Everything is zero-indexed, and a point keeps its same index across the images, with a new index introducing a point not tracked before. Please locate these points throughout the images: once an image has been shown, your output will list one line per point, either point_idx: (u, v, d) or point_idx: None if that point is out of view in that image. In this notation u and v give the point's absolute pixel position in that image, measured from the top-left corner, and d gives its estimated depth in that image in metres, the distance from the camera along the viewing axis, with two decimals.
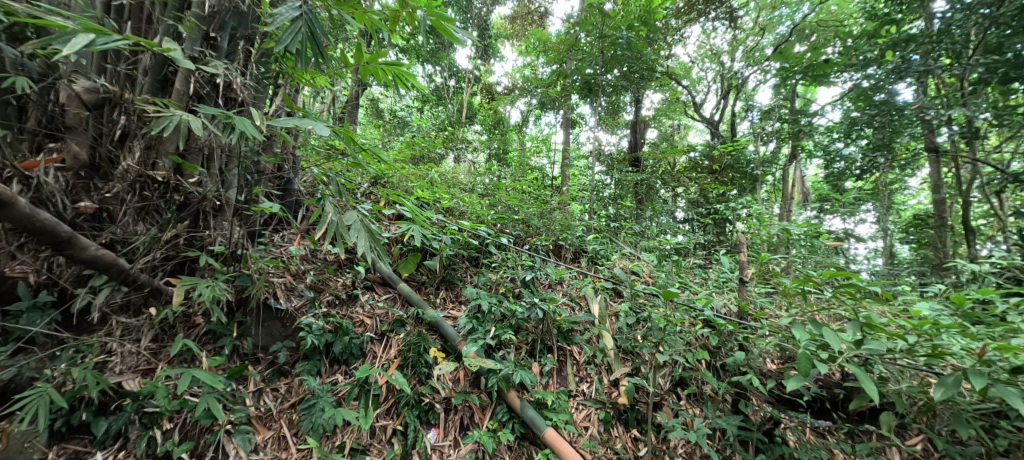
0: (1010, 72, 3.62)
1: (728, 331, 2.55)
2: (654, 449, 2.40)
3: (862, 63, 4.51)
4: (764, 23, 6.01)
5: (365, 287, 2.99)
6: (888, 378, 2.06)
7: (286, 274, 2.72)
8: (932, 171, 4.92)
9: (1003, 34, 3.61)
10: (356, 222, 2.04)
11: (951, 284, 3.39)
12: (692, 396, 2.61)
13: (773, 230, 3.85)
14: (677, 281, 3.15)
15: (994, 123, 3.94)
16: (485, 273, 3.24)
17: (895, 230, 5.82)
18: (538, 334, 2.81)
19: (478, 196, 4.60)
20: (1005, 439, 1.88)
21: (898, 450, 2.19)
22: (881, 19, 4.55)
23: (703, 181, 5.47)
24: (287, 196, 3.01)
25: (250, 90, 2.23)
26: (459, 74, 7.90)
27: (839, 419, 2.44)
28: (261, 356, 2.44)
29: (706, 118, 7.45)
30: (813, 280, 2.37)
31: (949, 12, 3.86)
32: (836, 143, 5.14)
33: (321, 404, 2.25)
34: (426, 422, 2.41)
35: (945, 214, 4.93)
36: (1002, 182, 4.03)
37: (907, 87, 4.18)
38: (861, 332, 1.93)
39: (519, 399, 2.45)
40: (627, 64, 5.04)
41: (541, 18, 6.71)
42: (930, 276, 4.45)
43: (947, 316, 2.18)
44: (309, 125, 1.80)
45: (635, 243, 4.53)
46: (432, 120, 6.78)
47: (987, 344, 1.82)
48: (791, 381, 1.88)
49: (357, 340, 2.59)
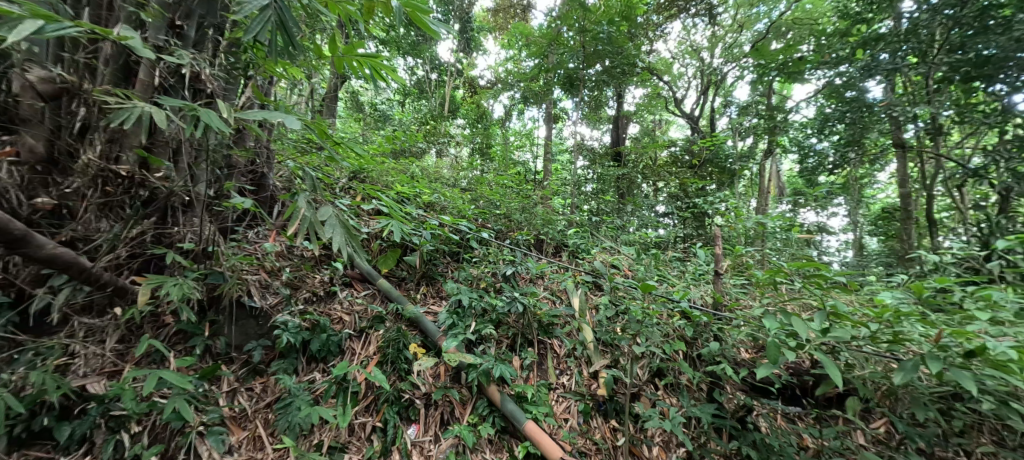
0: (971, 72, 3.92)
1: (704, 322, 2.58)
2: (632, 438, 2.44)
3: (835, 61, 4.75)
4: (743, 20, 6.23)
5: (343, 284, 2.96)
6: (854, 364, 2.11)
7: (261, 271, 2.66)
8: (898, 166, 5.10)
9: (966, 35, 3.88)
10: (332, 218, 1.99)
11: (917, 274, 3.53)
12: (669, 386, 2.65)
13: (748, 224, 3.99)
14: (655, 274, 3.20)
15: (957, 120, 4.24)
16: (466, 268, 3.24)
17: (864, 223, 6.05)
18: (519, 328, 2.83)
19: (461, 191, 4.56)
20: (960, 420, 1.97)
21: (863, 434, 2.27)
22: (853, 18, 4.78)
23: (683, 175, 5.66)
24: (261, 191, 2.94)
25: (220, 81, 2.16)
26: (441, 67, 7.79)
27: (809, 405, 2.50)
28: (235, 355, 2.38)
29: (686, 113, 7.50)
30: (784, 272, 2.43)
31: (917, 12, 4.18)
32: (809, 139, 5.27)
33: (297, 403, 2.19)
34: (406, 418, 2.38)
35: (910, 208, 5.13)
36: (963, 176, 4.25)
37: (876, 85, 4.44)
38: (829, 321, 2.00)
39: (499, 393, 2.43)
40: (609, 59, 5.14)
41: (524, 11, 6.67)
42: (896, 267, 4.65)
43: (909, 305, 2.27)
44: (278, 118, 1.73)
45: (615, 237, 4.60)
46: (415, 114, 6.74)
47: (944, 330, 1.90)
48: (761, 369, 1.92)
49: (335, 337, 2.55)
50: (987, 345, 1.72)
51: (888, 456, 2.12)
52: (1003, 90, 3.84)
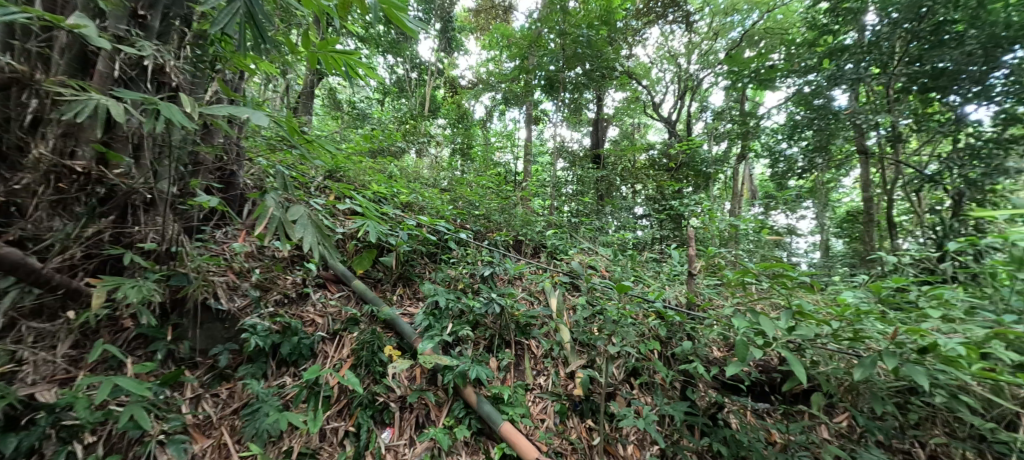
0: (929, 82, 4.23)
1: (677, 322, 2.62)
2: (607, 437, 2.45)
3: (804, 70, 4.98)
4: (718, 28, 6.47)
5: (316, 285, 2.89)
6: (819, 361, 2.18)
7: (229, 272, 2.57)
8: (862, 171, 5.34)
9: (923, 48, 4.21)
10: (303, 218, 1.93)
11: (878, 274, 3.70)
12: (644, 385, 2.68)
13: (721, 225, 4.10)
14: (631, 274, 3.25)
15: (915, 129, 4.52)
16: (444, 269, 3.20)
17: (831, 226, 6.31)
18: (496, 329, 2.82)
19: (440, 191, 4.53)
20: (916, 413, 2.06)
21: (827, 428, 2.35)
22: (820, 28, 4.96)
23: (660, 178, 5.84)
24: (229, 189, 2.84)
25: (185, 74, 2.09)
26: (422, 66, 7.71)
27: (776, 401, 2.58)
28: (200, 360, 2.29)
29: (664, 117, 7.64)
30: (753, 273, 2.51)
31: (879, 25, 4.42)
32: (780, 144, 5.45)
33: (265, 408, 2.12)
34: (380, 422, 2.34)
35: (872, 211, 5.38)
36: (920, 182, 4.48)
37: (842, 94, 4.67)
38: (794, 319, 2.07)
39: (475, 395, 2.41)
40: (589, 62, 5.20)
41: (505, 12, 6.69)
42: (859, 267, 4.87)
43: (869, 305, 2.37)
44: (244, 113, 1.67)
45: (594, 238, 4.65)
46: (394, 113, 6.65)
47: (900, 327, 1.98)
48: (730, 367, 1.97)
49: (307, 340, 2.48)
50: (939, 341, 1.81)
51: (849, 449, 2.20)
52: (955, 100, 4.16)
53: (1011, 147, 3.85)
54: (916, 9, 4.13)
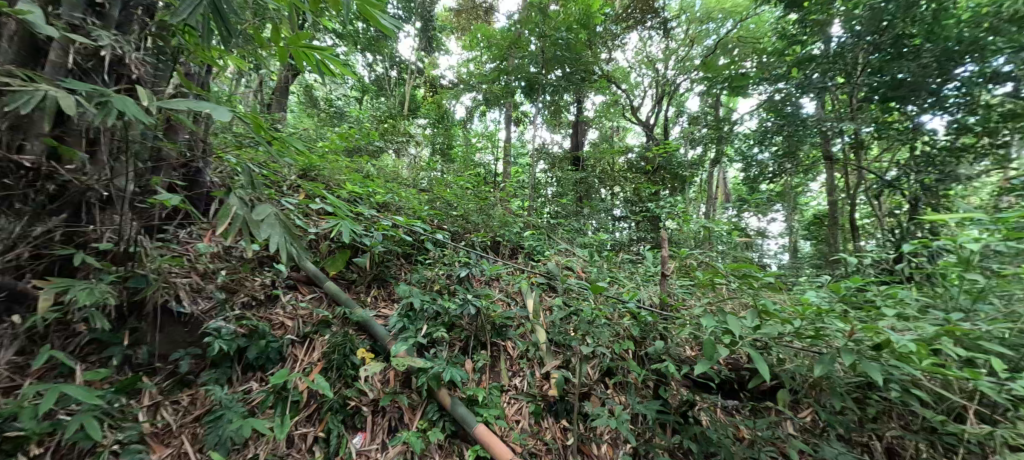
0: (889, 92, 4.47)
1: (650, 322, 2.67)
2: (582, 437, 2.47)
3: (774, 78, 5.17)
4: (694, 35, 6.65)
5: (286, 287, 2.81)
6: (784, 359, 2.25)
7: (192, 273, 2.47)
8: (828, 176, 5.56)
9: (884, 59, 4.43)
10: (269, 217, 1.87)
11: (843, 275, 3.85)
12: (618, 385, 2.72)
13: (695, 227, 4.19)
14: (607, 275, 3.29)
15: (876, 136, 4.70)
16: (420, 270, 3.17)
17: (799, 228, 6.54)
18: (472, 330, 2.80)
19: (418, 191, 4.47)
20: (874, 407, 2.15)
21: (792, 423, 2.43)
22: (790, 38, 5.09)
23: (637, 181, 5.92)
24: (193, 187, 2.72)
25: (148, 67, 2.03)
26: (402, 65, 7.61)
27: (745, 398, 2.65)
28: (159, 366, 2.20)
29: (642, 121, 7.77)
30: (723, 273, 2.58)
31: (844, 38, 4.60)
32: (752, 149, 5.63)
33: (229, 415, 2.04)
34: (351, 426, 2.29)
35: (837, 214, 5.61)
36: (881, 187, 4.69)
37: (810, 102, 4.86)
38: (760, 318, 2.13)
39: (449, 397, 2.38)
40: (568, 65, 5.23)
41: (486, 13, 6.69)
42: (825, 268, 5.07)
43: (832, 304, 2.46)
44: (205, 108, 1.60)
45: (572, 239, 4.68)
46: (372, 112, 6.54)
47: (858, 325, 2.06)
48: (699, 366, 2.02)
49: (275, 344, 2.41)
50: (892, 337, 1.90)
51: (812, 443, 2.28)
52: (912, 110, 4.41)
53: (962, 155, 4.11)
54: (877, 23, 4.35)
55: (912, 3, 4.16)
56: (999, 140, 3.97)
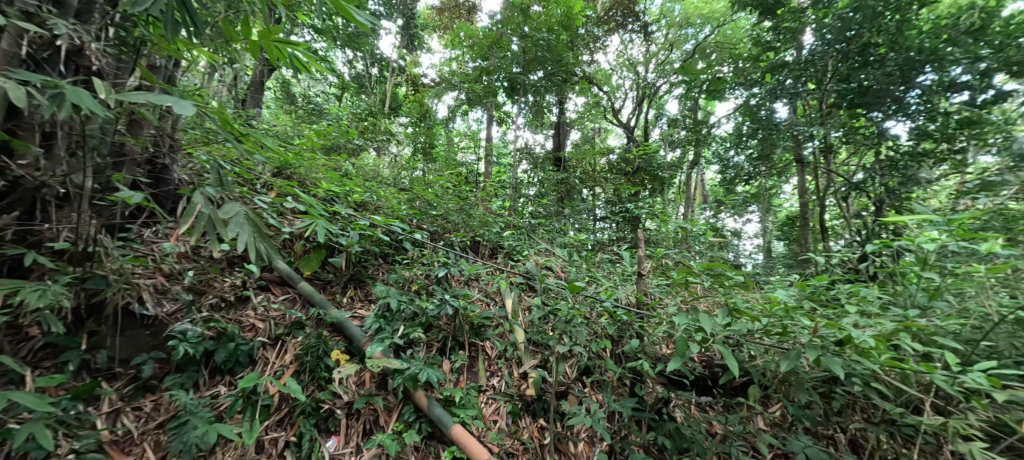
0: (856, 99, 4.67)
1: (626, 321, 2.70)
2: (559, 436, 2.48)
3: (750, 83, 5.34)
4: (674, 39, 6.78)
5: (258, 287, 2.73)
6: (754, 356, 2.32)
7: (157, 274, 2.38)
8: (799, 178, 5.75)
9: (852, 67, 4.62)
10: (237, 215, 1.81)
11: (813, 274, 3.99)
12: (595, 383, 2.74)
13: (673, 227, 4.27)
14: (586, 275, 3.31)
15: (844, 141, 4.88)
16: (398, 270, 3.13)
17: (773, 229, 6.74)
18: (449, 331, 2.78)
19: (398, 190, 4.42)
20: (838, 401, 2.23)
21: (763, 418, 2.50)
22: (764, 45, 5.39)
23: (617, 181, 6.00)
24: (159, 185, 2.62)
25: (110, 58, 1.96)
26: (383, 62, 7.51)
27: (718, 394, 2.71)
28: (120, 371, 2.11)
29: (623, 123, 7.88)
30: (696, 272, 2.63)
31: (814, 46, 4.80)
32: (729, 152, 5.80)
33: (194, 421, 1.97)
34: (324, 430, 2.24)
35: (808, 216, 5.80)
36: (847, 190, 4.87)
37: (783, 107, 5.04)
38: (730, 316, 2.19)
39: (426, 398, 2.35)
40: (548, 65, 5.25)
41: (469, 12, 6.67)
42: (796, 268, 5.23)
43: (800, 302, 2.54)
44: (166, 102, 1.53)
45: (552, 239, 4.70)
46: (352, 109, 6.43)
47: (823, 322, 2.14)
48: (671, 363, 2.06)
49: (245, 347, 2.34)
50: (853, 334, 1.98)
51: (781, 437, 2.35)
52: (877, 116, 4.61)
53: (923, 160, 4.35)
54: (845, 32, 4.50)
55: (877, 13, 4.29)
56: (957, 146, 4.17)
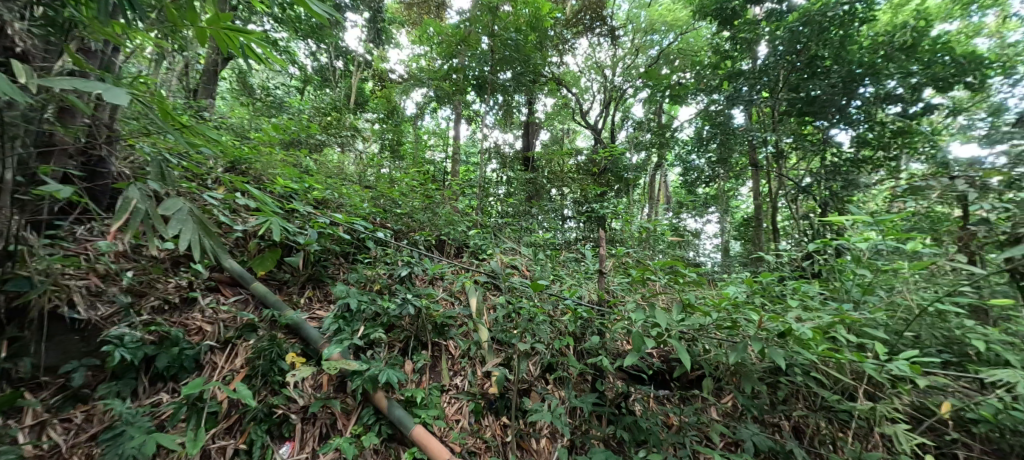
0: (804, 108, 4.97)
1: (588, 318, 2.75)
2: (521, 433, 2.50)
3: (709, 90, 5.57)
4: (640, 45, 7.05)
5: (206, 289, 2.59)
6: (707, 350, 2.42)
7: (91, 275, 2.22)
8: (754, 181, 6.04)
9: (802, 78, 4.87)
10: (180, 211, 1.71)
11: (766, 272, 4.20)
12: (558, 380, 2.78)
13: (637, 226, 4.39)
14: (550, 274, 3.35)
15: (793, 146, 5.18)
16: (359, 269, 3.04)
17: (730, 229, 7.04)
18: (412, 331, 2.74)
19: (362, 188, 4.30)
20: (783, 390, 2.36)
21: (715, 409, 2.62)
22: (723, 54, 5.64)
23: (584, 181, 6.09)
24: (94, 179, 2.43)
25: (37, 40, 1.82)
26: (349, 55, 7.29)
27: (675, 387, 2.81)
28: (47, 380, 1.95)
29: (590, 125, 8.01)
30: (653, 271, 2.72)
31: (769, 56, 5.01)
32: (691, 156, 6.20)
33: (131, 431, 1.84)
34: (278, 436, 2.15)
35: (761, 217, 6.10)
36: (797, 192, 5.16)
37: (740, 113, 5.32)
38: (684, 312, 2.28)
39: (385, 399, 2.31)
40: (516, 65, 5.28)
41: (439, 9, 6.59)
42: (750, 266, 5.51)
43: (750, 298, 2.68)
44: (95, 89, 1.43)
45: (519, 238, 4.72)
46: (314, 102, 6.19)
47: (768, 317, 2.27)
48: (628, 358, 2.12)
49: (190, 351, 2.21)
50: (793, 326, 2.11)
51: (732, 426, 2.46)
52: (823, 124, 4.92)
53: (863, 166, 4.72)
54: (794, 45, 4.75)
55: (823, 29, 4.57)
56: (891, 154, 4.57)
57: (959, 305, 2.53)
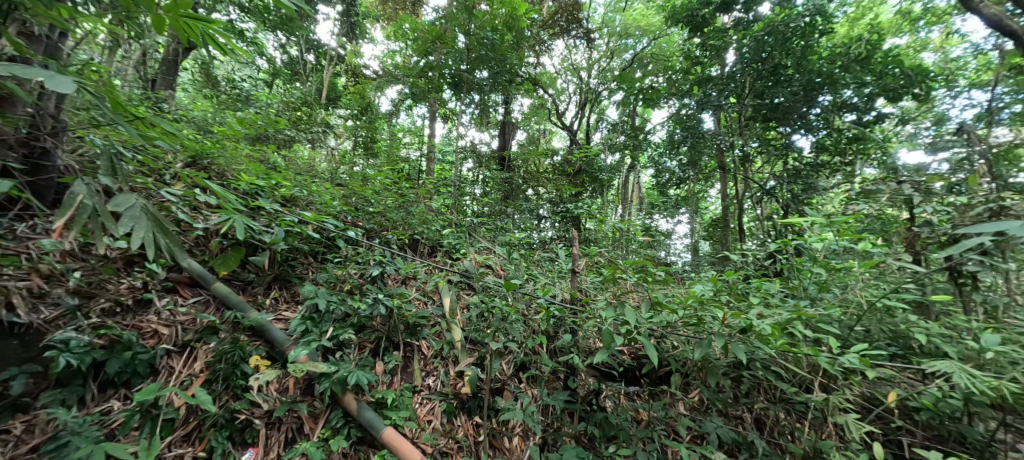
0: (768, 114, 5.20)
1: (561, 317, 2.78)
2: (493, 432, 2.50)
3: (680, 94, 5.72)
4: (615, 48, 7.23)
5: (163, 289, 2.46)
6: (675, 346, 2.49)
7: (32, 275, 2.07)
8: (722, 183, 6.25)
9: (766, 85, 5.13)
10: (132, 207, 1.61)
11: (733, 271, 4.35)
12: (531, 379, 2.79)
13: (610, 227, 4.45)
14: (524, 273, 3.36)
15: (759, 150, 5.39)
16: (328, 269, 2.97)
17: (699, 230, 7.25)
18: (383, 331, 2.69)
19: (333, 185, 4.19)
20: (746, 384, 2.46)
21: (683, 404, 2.69)
22: (693, 60, 5.76)
23: (559, 182, 6.14)
24: (37, 172, 2.25)
25: None
26: (320, 49, 7.08)
27: (645, 384, 2.87)
28: None
29: (566, 125, 8.07)
30: (624, 270, 2.78)
31: (736, 63, 5.22)
32: (663, 158, 6.19)
33: (77, 441, 1.73)
34: (240, 442, 2.07)
35: (729, 218, 6.31)
36: (761, 194, 5.37)
37: (709, 117, 5.48)
38: (653, 310, 2.34)
39: (355, 402, 2.25)
40: (491, 65, 5.25)
41: (415, 5, 6.50)
42: (717, 265, 5.69)
43: (716, 296, 2.78)
44: (35, 76, 1.33)
45: (494, 238, 4.70)
46: (282, 96, 5.97)
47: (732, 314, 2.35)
48: (599, 355, 2.15)
49: (144, 355, 2.10)
50: (754, 323, 2.20)
51: (698, 420, 2.54)
52: (786, 130, 5.18)
53: (821, 170, 4.96)
54: (760, 53, 4.97)
55: (786, 39, 4.78)
56: (846, 159, 4.86)
57: (906, 301, 2.69)
